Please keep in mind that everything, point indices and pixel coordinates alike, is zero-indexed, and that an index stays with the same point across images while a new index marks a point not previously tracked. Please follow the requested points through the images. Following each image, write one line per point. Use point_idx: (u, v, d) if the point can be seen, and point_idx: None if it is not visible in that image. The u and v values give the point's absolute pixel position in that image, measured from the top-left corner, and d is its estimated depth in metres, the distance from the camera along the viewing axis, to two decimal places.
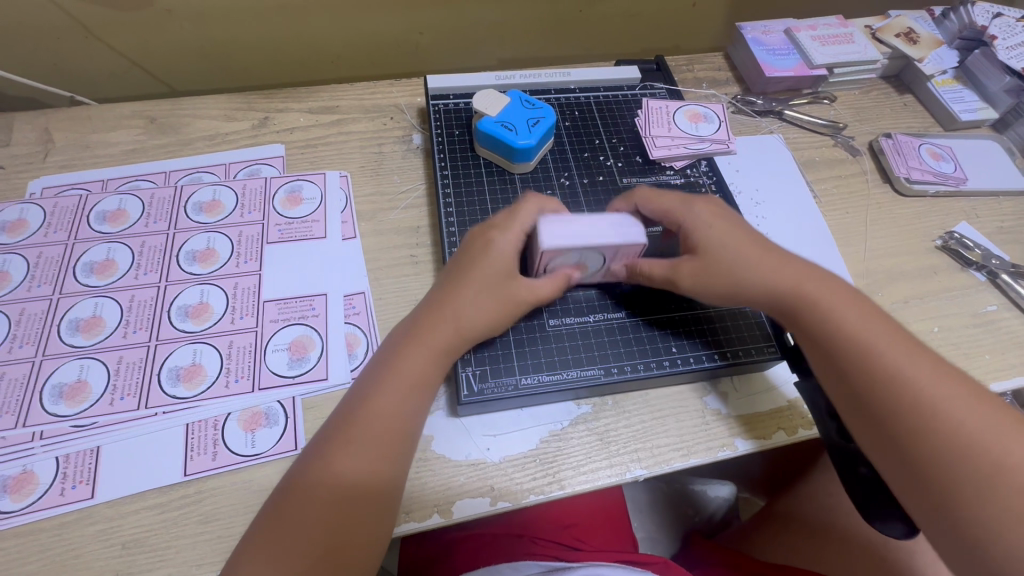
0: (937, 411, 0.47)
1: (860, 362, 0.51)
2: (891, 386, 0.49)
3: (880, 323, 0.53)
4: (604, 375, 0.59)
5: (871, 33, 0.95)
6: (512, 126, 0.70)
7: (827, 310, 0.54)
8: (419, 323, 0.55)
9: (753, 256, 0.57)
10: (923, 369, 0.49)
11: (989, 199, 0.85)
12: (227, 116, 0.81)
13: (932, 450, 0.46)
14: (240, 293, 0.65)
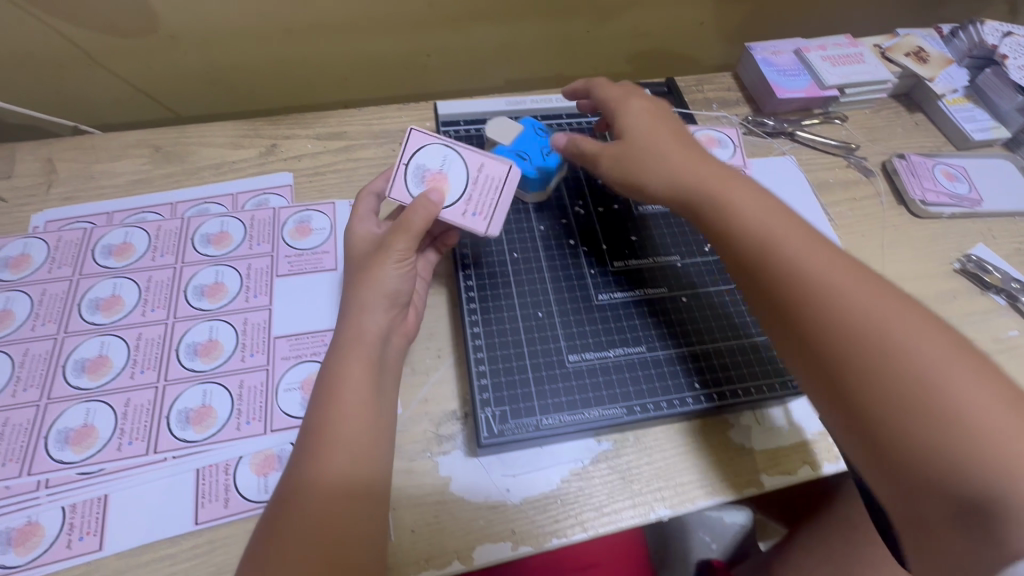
0: (835, 291, 0.47)
1: (756, 246, 0.52)
2: (785, 269, 0.50)
3: (783, 216, 0.54)
4: (626, 414, 0.58)
5: (880, 53, 0.94)
6: (527, 154, 0.68)
7: (728, 201, 0.55)
8: (344, 330, 0.55)
9: (667, 153, 0.60)
10: (818, 254, 0.50)
11: (1005, 220, 0.84)
12: (234, 143, 0.80)
13: (829, 330, 0.46)
14: (250, 329, 0.64)
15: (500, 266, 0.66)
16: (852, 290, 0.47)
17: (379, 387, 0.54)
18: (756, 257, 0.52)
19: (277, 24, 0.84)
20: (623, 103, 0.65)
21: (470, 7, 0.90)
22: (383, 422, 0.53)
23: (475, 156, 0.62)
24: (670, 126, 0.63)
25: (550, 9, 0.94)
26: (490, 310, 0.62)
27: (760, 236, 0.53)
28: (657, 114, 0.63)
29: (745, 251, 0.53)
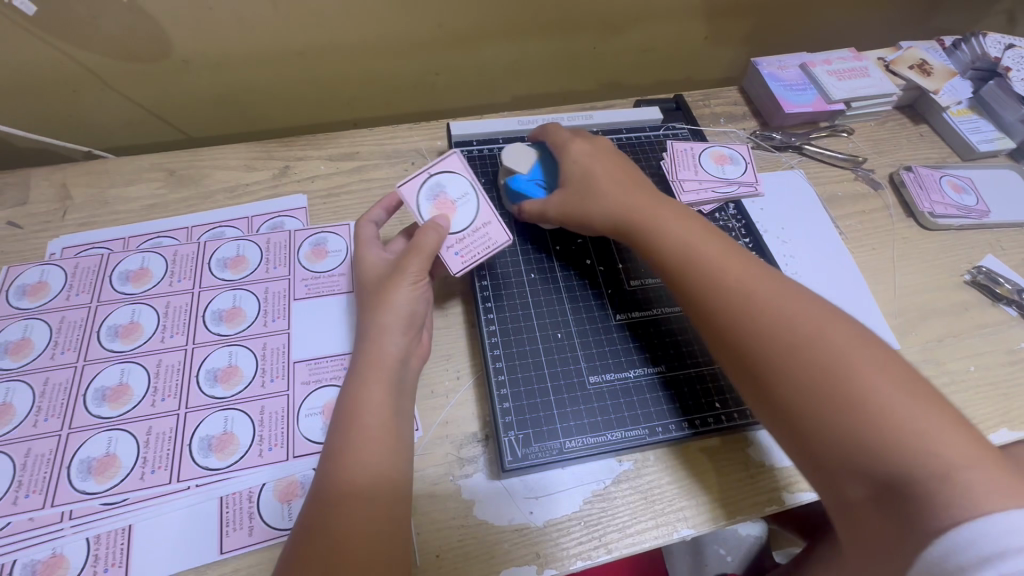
0: (748, 303, 0.52)
1: (678, 263, 0.57)
2: (705, 284, 0.55)
3: (702, 233, 0.59)
4: (647, 436, 0.58)
5: (885, 65, 0.95)
6: (545, 179, 0.69)
7: (652, 222, 0.60)
8: (363, 353, 0.55)
9: (602, 182, 0.64)
10: (731, 266, 0.55)
11: (1013, 230, 0.85)
12: (247, 166, 0.81)
13: (751, 340, 0.50)
14: (269, 354, 0.64)
15: (517, 286, 0.66)
16: (766, 300, 0.52)
17: (400, 407, 0.54)
18: (680, 274, 0.56)
19: (288, 47, 0.85)
20: (565, 144, 0.68)
21: (479, 26, 0.91)
22: (404, 445, 0.53)
23: (491, 215, 0.63)
24: (604, 157, 0.67)
25: (557, 27, 0.95)
26: (509, 332, 0.62)
27: (681, 254, 0.57)
28: (595, 150, 0.68)
29: (671, 269, 0.57)
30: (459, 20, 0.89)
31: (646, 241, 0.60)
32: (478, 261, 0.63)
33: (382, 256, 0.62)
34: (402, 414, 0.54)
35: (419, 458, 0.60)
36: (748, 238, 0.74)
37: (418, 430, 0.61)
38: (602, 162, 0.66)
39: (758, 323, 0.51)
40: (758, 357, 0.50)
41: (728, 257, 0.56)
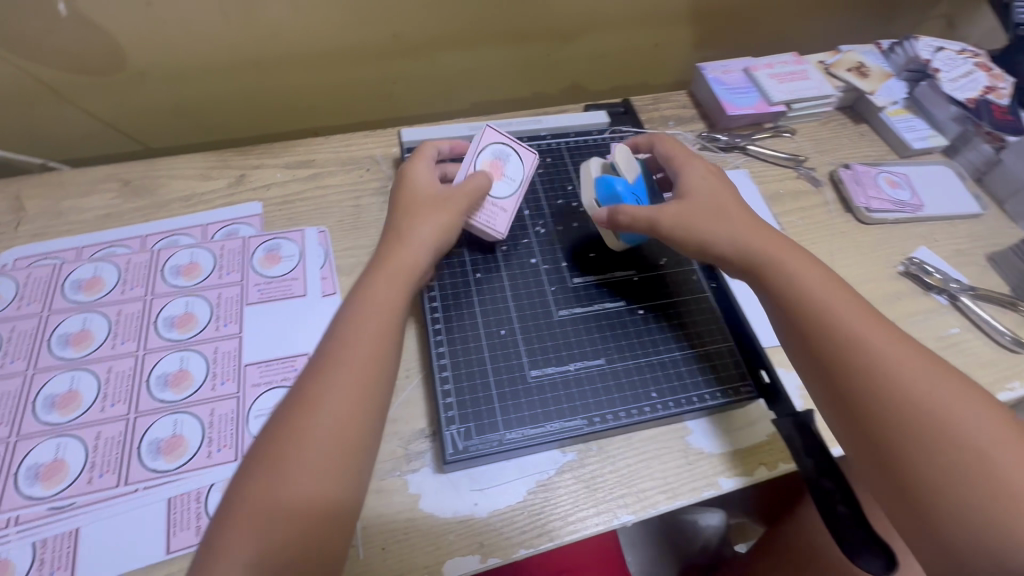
0: (882, 358, 0.52)
1: (810, 307, 0.56)
2: (835, 333, 0.54)
3: (827, 281, 0.58)
4: (586, 426, 0.60)
5: (824, 68, 1.00)
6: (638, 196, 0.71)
7: (782, 263, 0.60)
8: (383, 254, 0.60)
9: (721, 212, 0.64)
10: (861, 318, 0.55)
11: (946, 223, 0.89)
12: (203, 175, 0.82)
13: (878, 392, 0.51)
14: (220, 358, 0.65)
15: (464, 286, 0.68)
16: (901, 361, 0.52)
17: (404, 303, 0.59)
18: (812, 318, 0.56)
19: (244, 59, 0.87)
20: (683, 162, 0.70)
21: (433, 36, 0.94)
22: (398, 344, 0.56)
23: (511, 210, 0.70)
24: (724, 186, 0.68)
25: (510, 35, 0.98)
26: (453, 330, 0.64)
27: (812, 297, 0.57)
28: (713, 174, 0.69)
29: (798, 309, 0.57)
30: (413, 30, 0.91)
31: (775, 281, 0.59)
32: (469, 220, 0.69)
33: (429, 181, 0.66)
34: (400, 330, 0.57)
35: None
36: None
37: None
38: (722, 192, 0.67)
39: (893, 380, 0.51)
40: (883, 411, 0.50)
41: (859, 309, 0.56)
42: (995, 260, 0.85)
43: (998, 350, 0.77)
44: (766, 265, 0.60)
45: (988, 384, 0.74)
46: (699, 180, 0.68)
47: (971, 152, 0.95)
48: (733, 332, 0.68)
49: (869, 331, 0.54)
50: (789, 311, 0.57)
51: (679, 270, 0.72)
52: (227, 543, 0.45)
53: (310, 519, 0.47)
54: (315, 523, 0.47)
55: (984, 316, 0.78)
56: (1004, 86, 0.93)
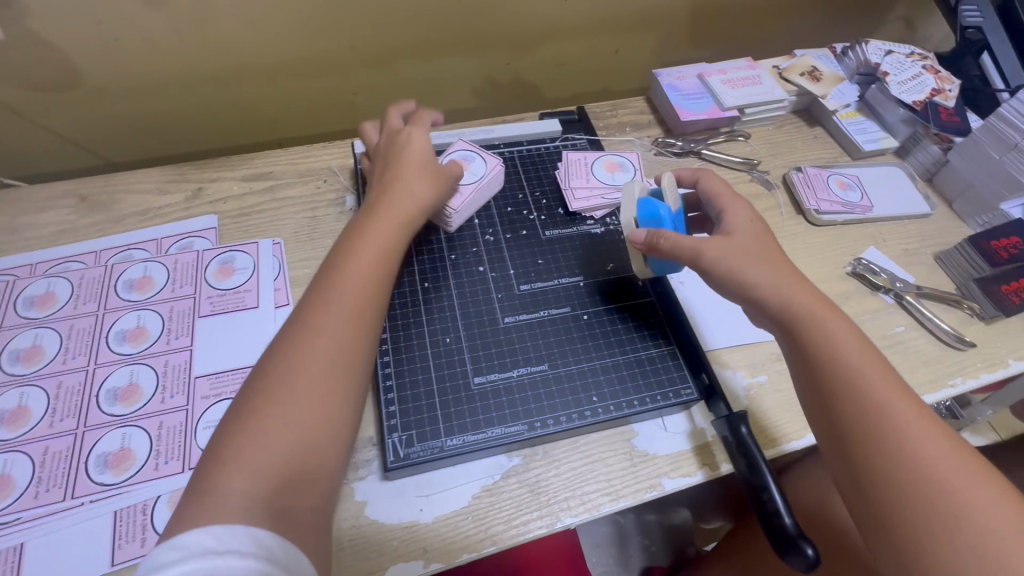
0: (917, 436, 0.47)
1: (844, 370, 0.51)
2: (869, 402, 0.49)
3: (870, 349, 0.53)
4: (527, 431, 0.61)
5: (778, 73, 1.01)
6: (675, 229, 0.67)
7: (820, 321, 0.54)
8: (378, 202, 0.63)
9: (762, 261, 0.59)
10: (900, 392, 0.50)
11: (895, 223, 0.91)
12: (160, 189, 0.83)
13: (904, 470, 0.46)
14: (171, 371, 0.66)
15: (411, 295, 0.69)
16: (939, 443, 0.47)
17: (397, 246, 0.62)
18: (847, 385, 0.51)
19: (200, 74, 0.88)
20: (729, 204, 0.66)
21: (390, 48, 0.95)
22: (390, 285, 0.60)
23: (467, 192, 0.73)
24: (772, 238, 0.63)
25: (468, 45, 1.00)
26: (398, 340, 0.65)
27: (848, 361, 0.52)
28: (763, 224, 0.64)
29: (831, 372, 0.52)
30: (370, 42, 0.93)
31: (809, 341, 0.54)
32: None
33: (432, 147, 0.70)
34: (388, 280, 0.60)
35: None
36: None
37: None
38: (766, 242, 0.62)
39: (926, 461, 0.46)
40: (908, 494, 0.45)
41: (899, 383, 0.51)
42: (941, 259, 0.87)
43: (942, 347, 0.78)
44: (802, 324, 0.55)
45: (931, 380, 0.75)
46: (746, 225, 0.63)
47: (920, 153, 0.96)
48: (675, 335, 0.70)
49: (910, 408, 0.49)
50: (823, 373, 0.52)
51: (624, 276, 0.74)
52: (207, 477, 0.45)
53: (291, 446, 0.47)
54: (294, 458, 0.47)
55: (928, 315, 0.80)
56: (950, 88, 0.94)
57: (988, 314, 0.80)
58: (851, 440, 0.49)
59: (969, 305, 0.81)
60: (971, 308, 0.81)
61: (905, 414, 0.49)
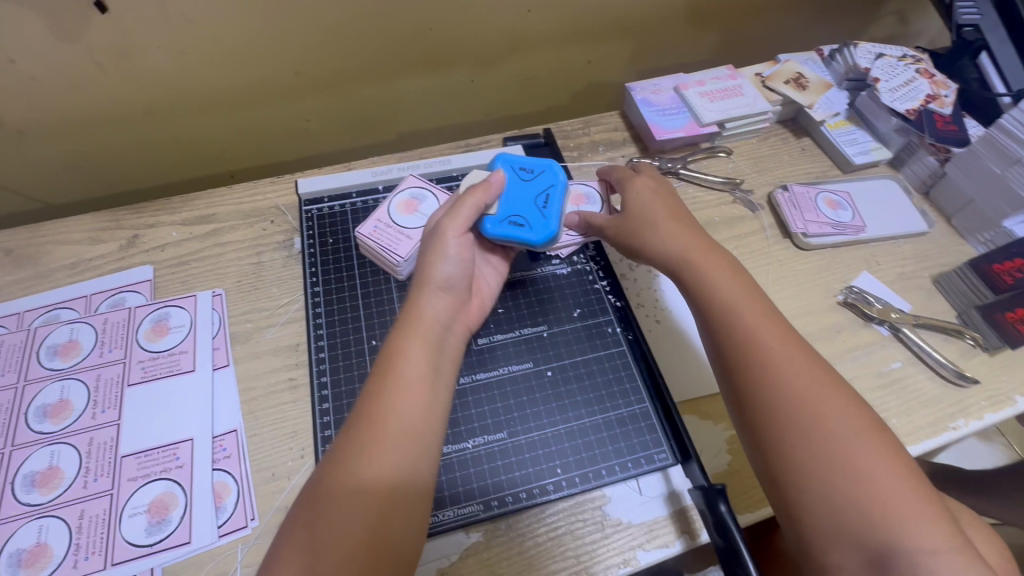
0: (797, 385, 0.51)
1: (738, 330, 0.55)
2: (761, 361, 0.53)
3: (765, 311, 0.56)
4: (483, 512, 0.57)
5: (761, 82, 0.94)
6: (527, 221, 0.64)
7: (713, 280, 0.58)
8: (407, 311, 0.56)
9: (661, 220, 0.65)
10: (785, 348, 0.53)
11: (889, 243, 0.85)
12: (91, 238, 0.76)
13: (787, 419, 0.50)
14: (95, 450, 0.60)
15: (358, 356, 0.66)
16: (816, 392, 0.51)
17: (439, 368, 0.54)
18: (740, 347, 0.54)
19: (132, 108, 0.81)
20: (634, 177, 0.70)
21: (342, 70, 0.88)
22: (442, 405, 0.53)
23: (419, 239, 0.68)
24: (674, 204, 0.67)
25: (426, 63, 0.93)
26: (341, 408, 0.63)
27: (742, 322, 0.55)
28: (668, 190, 0.69)
29: (728, 331, 0.55)
30: (316, 66, 0.86)
31: (709, 302, 0.58)
32: (373, 246, 0.67)
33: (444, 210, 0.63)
34: (440, 400, 0.53)
35: (249, 552, 0.57)
36: (609, 290, 0.71)
37: (254, 520, 0.58)
38: (671, 204, 0.67)
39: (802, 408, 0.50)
40: (786, 442, 0.49)
41: (785, 340, 0.54)
42: (940, 283, 0.80)
43: (943, 384, 0.72)
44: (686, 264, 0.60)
45: (933, 424, 0.69)
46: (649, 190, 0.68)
47: (915, 165, 0.89)
48: (649, 392, 0.64)
49: (794, 362, 0.52)
50: (722, 335, 0.56)
51: (593, 323, 0.68)
52: None
53: None
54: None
55: (928, 348, 0.73)
56: (946, 94, 0.86)
57: (991, 344, 0.74)
58: (743, 397, 0.53)
59: (971, 335, 0.75)
60: (973, 338, 0.74)
61: (789, 370, 0.52)
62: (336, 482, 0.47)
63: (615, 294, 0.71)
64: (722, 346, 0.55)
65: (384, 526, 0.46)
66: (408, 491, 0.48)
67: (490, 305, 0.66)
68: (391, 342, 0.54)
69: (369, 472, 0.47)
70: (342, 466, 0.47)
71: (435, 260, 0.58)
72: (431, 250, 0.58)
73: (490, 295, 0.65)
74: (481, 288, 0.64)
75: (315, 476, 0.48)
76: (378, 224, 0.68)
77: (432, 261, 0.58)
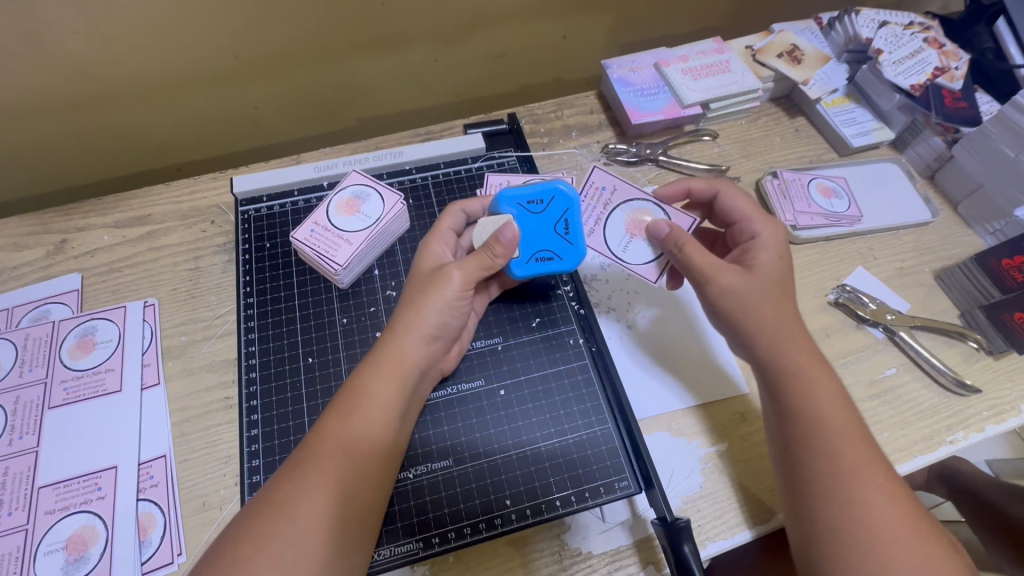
0: (876, 531, 0.44)
1: (819, 454, 0.48)
2: (824, 462, 0.47)
3: (860, 439, 0.48)
4: (423, 548, 0.52)
5: (751, 56, 0.85)
6: (555, 251, 0.59)
7: (807, 391, 0.50)
8: (381, 346, 0.52)
9: (769, 294, 0.54)
10: (875, 485, 0.46)
11: (888, 235, 0.77)
12: (15, 244, 0.70)
13: (836, 514, 0.45)
14: (10, 481, 0.56)
15: (292, 375, 0.62)
16: (900, 543, 0.44)
17: (404, 413, 0.52)
18: (804, 422, 0.49)
19: (57, 101, 0.74)
20: (755, 228, 0.59)
21: (289, 53, 0.81)
22: (395, 444, 0.51)
23: (359, 244, 0.63)
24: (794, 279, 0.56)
25: (382, 42, 0.84)
26: (272, 430, 0.59)
27: (828, 446, 0.48)
28: (791, 258, 0.57)
29: (806, 454, 0.48)
30: (258, 49, 0.78)
31: (794, 415, 0.50)
32: (309, 254, 0.62)
33: (449, 258, 0.58)
34: (394, 437, 0.51)
35: None
36: (572, 296, 0.67)
37: (181, 555, 0.54)
38: (790, 281, 0.56)
39: (880, 560, 0.43)
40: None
41: (860, 445, 0.48)
42: (943, 279, 0.73)
43: (942, 393, 0.66)
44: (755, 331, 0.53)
45: (928, 438, 0.63)
46: (772, 253, 0.56)
47: (920, 146, 0.81)
48: (612, 411, 0.60)
49: (879, 502, 0.45)
50: (784, 409, 0.51)
51: (553, 334, 0.64)
52: None
53: None
54: None
55: (925, 353, 0.67)
56: (956, 66, 0.78)
57: (997, 348, 0.67)
58: (797, 475, 0.49)
59: (974, 338, 0.68)
60: (977, 342, 0.68)
61: (874, 510, 0.45)
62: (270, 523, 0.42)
63: (578, 303, 0.66)
64: (796, 465, 0.49)
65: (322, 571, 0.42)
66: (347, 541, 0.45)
67: (467, 348, 0.61)
68: (359, 373, 0.51)
69: (305, 519, 0.43)
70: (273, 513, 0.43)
71: (431, 306, 0.53)
72: (429, 289, 0.53)
73: (467, 337, 0.61)
74: (460, 334, 0.60)
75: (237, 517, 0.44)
76: (317, 228, 0.64)
77: (429, 306, 0.53)
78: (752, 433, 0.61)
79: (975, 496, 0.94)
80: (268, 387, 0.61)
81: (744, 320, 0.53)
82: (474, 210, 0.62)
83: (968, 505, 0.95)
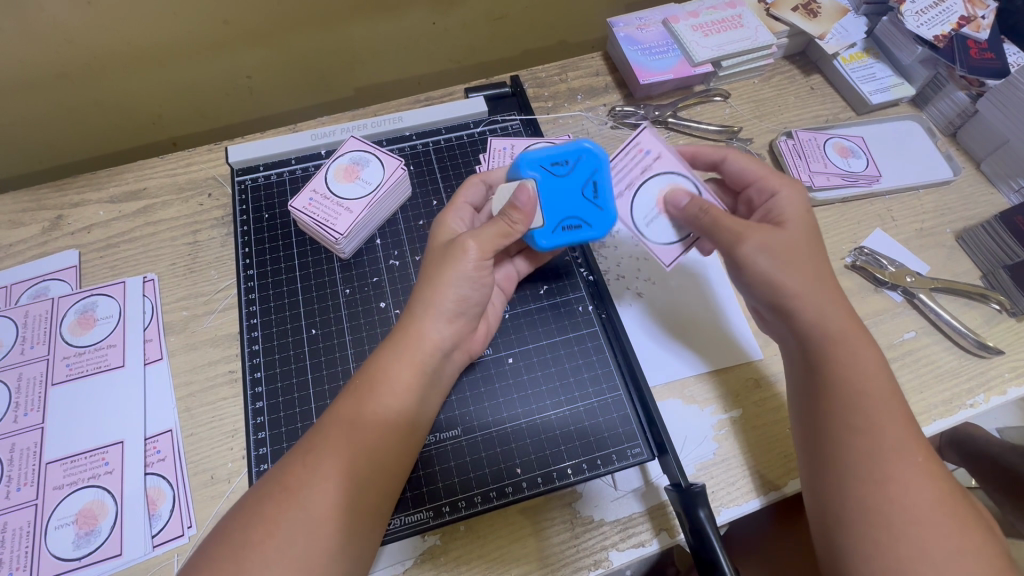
0: (912, 507, 0.43)
1: (859, 430, 0.46)
2: (859, 438, 0.46)
3: (900, 420, 0.46)
4: (434, 518, 0.52)
5: (765, 9, 0.80)
6: (584, 218, 0.55)
7: (848, 363, 0.49)
8: (397, 328, 0.51)
9: (806, 267, 0.51)
10: (913, 464, 0.44)
11: (908, 194, 0.74)
12: (10, 221, 0.69)
13: (864, 488, 0.44)
14: (18, 458, 0.55)
15: (295, 347, 0.61)
16: (928, 504, 0.43)
17: (420, 395, 0.51)
18: (843, 395, 0.48)
19: (44, 73, 0.71)
20: (772, 187, 0.56)
21: (281, 19, 0.77)
22: (410, 424, 0.50)
23: (359, 212, 0.61)
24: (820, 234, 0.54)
25: (379, 6, 0.81)
26: (276, 404, 0.58)
27: (867, 423, 0.46)
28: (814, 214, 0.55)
29: (845, 431, 0.47)
30: (249, 14, 0.74)
31: (829, 390, 0.49)
32: (307, 223, 0.61)
33: (465, 230, 0.56)
34: (409, 419, 0.50)
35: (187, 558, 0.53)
36: (581, 263, 0.65)
37: (192, 528, 0.54)
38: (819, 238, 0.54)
39: (911, 540, 0.42)
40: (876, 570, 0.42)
41: (898, 424, 0.46)
42: (964, 239, 0.71)
43: (961, 356, 0.64)
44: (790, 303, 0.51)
45: (947, 402, 0.62)
46: (797, 213, 0.54)
47: (942, 102, 0.77)
48: (623, 379, 0.59)
49: (916, 481, 0.44)
50: (819, 382, 0.49)
51: (562, 302, 0.63)
52: None
53: None
54: None
55: (946, 316, 0.64)
56: (983, 15, 0.73)
57: (1020, 309, 0.65)
58: (828, 449, 0.47)
59: (997, 300, 0.65)
60: (1000, 303, 0.65)
61: (909, 490, 0.44)
62: (280, 498, 0.42)
63: (586, 270, 0.64)
64: (830, 442, 0.47)
65: (329, 546, 0.41)
66: (358, 515, 0.44)
67: (496, 324, 0.59)
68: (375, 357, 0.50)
69: (312, 495, 0.42)
70: (284, 493, 0.42)
71: (443, 277, 0.51)
72: (450, 272, 0.51)
73: (494, 314, 0.59)
74: (487, 311, 0.58)
75: (246, 494, 0.44)
76: (320, 186, 0.62)
77: (447, 280, 0.51)
78: (767, 399, 0.59)
79: (988, 460, 0.93)
80: (271, 359, 0.60)
81: (789, 283, 0.51)
82: (495, 180, 0.59)
83: (979, 469, 0.94)
